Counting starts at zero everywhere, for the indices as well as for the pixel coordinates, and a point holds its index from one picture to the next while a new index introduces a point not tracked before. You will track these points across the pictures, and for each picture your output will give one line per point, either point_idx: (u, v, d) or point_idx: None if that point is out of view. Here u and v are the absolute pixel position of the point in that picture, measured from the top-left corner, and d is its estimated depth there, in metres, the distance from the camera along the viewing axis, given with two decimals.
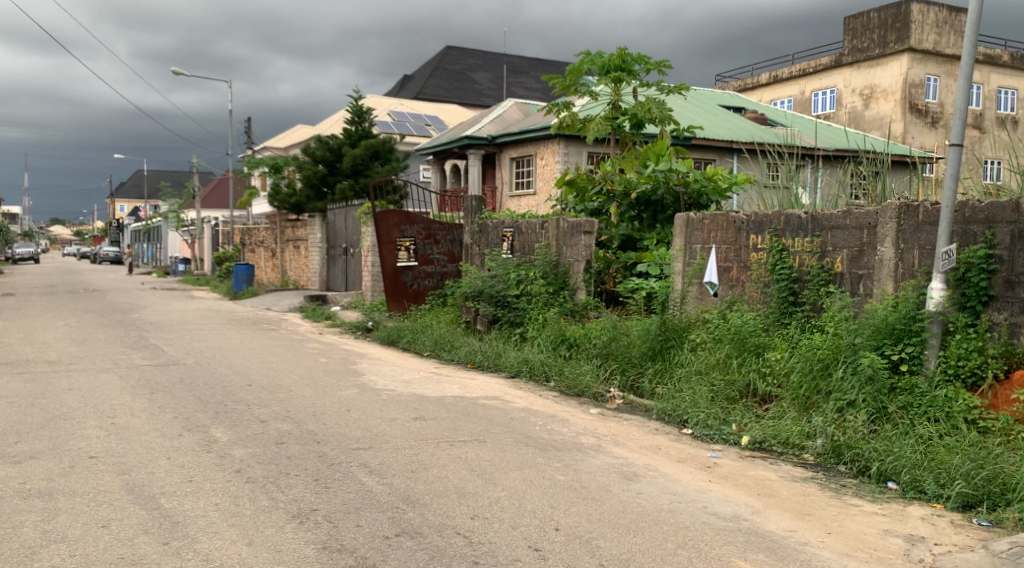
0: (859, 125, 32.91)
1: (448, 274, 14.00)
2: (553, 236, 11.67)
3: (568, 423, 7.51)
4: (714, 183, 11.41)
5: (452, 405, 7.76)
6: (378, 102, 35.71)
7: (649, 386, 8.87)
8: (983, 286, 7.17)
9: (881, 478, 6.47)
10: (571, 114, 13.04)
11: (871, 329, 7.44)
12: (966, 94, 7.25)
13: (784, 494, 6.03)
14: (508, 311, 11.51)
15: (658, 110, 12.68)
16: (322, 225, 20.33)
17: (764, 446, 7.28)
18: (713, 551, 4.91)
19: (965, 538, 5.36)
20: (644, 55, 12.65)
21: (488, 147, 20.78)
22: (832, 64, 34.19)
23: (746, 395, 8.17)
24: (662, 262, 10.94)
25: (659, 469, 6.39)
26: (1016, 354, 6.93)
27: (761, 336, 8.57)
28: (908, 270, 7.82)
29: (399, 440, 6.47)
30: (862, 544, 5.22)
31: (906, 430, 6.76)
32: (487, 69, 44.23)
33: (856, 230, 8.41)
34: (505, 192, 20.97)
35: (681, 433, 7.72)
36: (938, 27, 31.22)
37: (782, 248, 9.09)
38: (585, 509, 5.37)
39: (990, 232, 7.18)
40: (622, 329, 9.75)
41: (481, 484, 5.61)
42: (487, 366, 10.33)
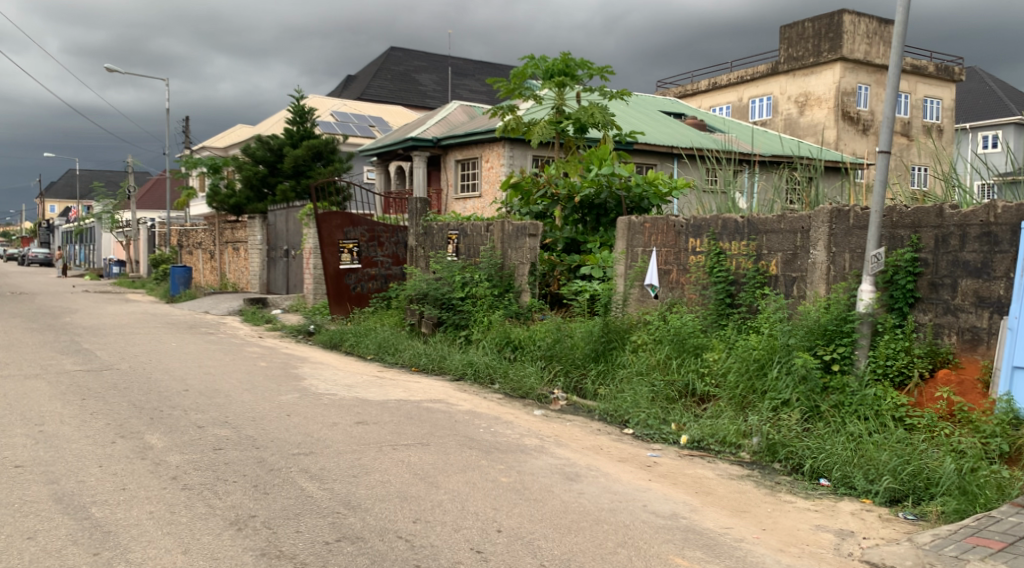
0: (794, 132, 33.65)
1: (392, 277, 14.06)
2: (498, 238, 11.77)
3: (512, 425, 7.57)
4: (655, 188, 11.65)
5: (395, 409, 7.76)
6: (321, 103, 35.41)
7: (592, 386, 8.99)
8: (909, 288, 7.46)
9: (814, 475, 6.66)
10: (515, 118, 13.12)
11: (805, 329, 7.68)
12: (895, 102, 7.52)
13: (721, 492, 6.19)
14: (453, 314, 11.50)
15: (602, 115, 12.83)
16: (262, 226, 20.11)
17: (702, 445, 7.44)
18: (651, 549, 5.02)
19: (892, 532, 5.56)
20: (587, 60, 12.80)
21: (433, 148, 20.77)
22: (769, 71, 34.91)
23: (685, 395, 8.32)
24: (606, 264, 11.06)
25: (600, 469, 6.50)
26: (940, 353, 7.22)
27: (700, 337, 8.76)
28: (839, 273, 8.09)
29: (341, 445, 6.46)
30: (795, 540, 5.39)
31: (838, 428, 6.97)
32: (431, 70, 44.15)
33: (789, 233, 8.67)
34: (450, 194, 20.96)
35: (623, 433, 7.84)
36: (868, 37, 32.17)
37: (719, 251, 9.32)
38: (528, 509, 5.45)
39: (916, 236, 7.47)
40: (566, 330, 9.84)
41: (424, 488, 5.65)
42: (431, 369, 10.36)
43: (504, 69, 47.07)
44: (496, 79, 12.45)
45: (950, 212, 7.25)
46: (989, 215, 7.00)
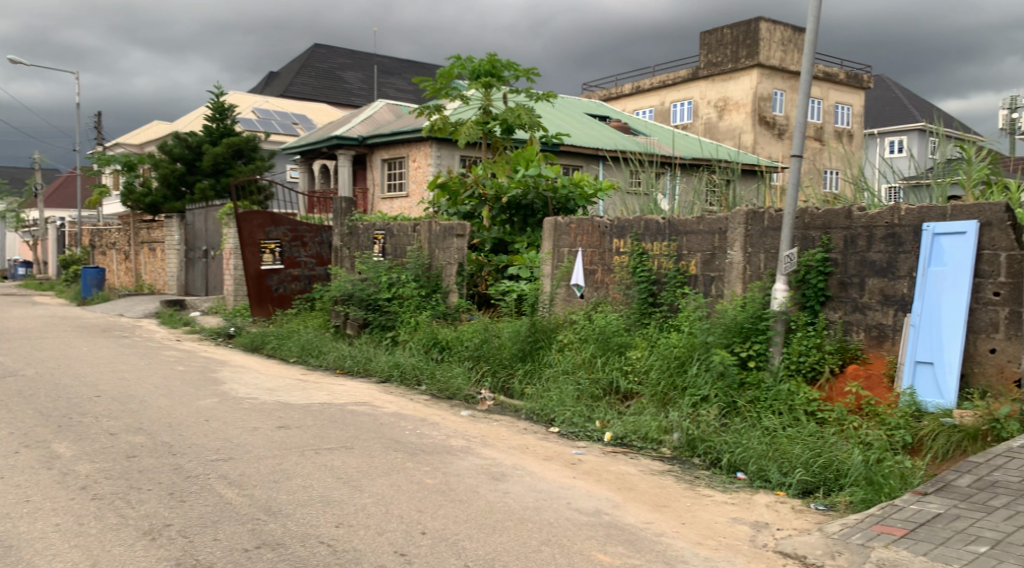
0: (714, 135, 34.40)
1: (316, 278, 13.94)
2: (425, 238, 11.81)
3: (438, 427, 7.58)
4: (581, 189, 11.84)
5: (318, 413, 7.71)
6: (242, 99, 34.73)
7: (519, 386, 9.06)
8: (820, 287, 7.75)
9: (731, 469, 6.81)
10: (442, 117, 13.11)
11: (723, 327, 7.91)
12: (807, 108, 7.79)
13: (643, 488, 6.33)
14: (379, 315, 11.43)
15: (528, 117, 12.94)
16: (179, 226, 19.67)
17: (625, 442, 7.56)
18: (574, 546, 5.11)
19: (803, 522, 5.76)
20: (513, 62, 12.88)
21: (359, 147, 20.60)
22: (689, 76, 35.60)
23: (609, 393, 8.47)
24: (533, 265, 11.17)
25: (526, 468, 6.58)
26: (849, 349, 7.53)
27: (623, 335, 8.93)
28: (755, 272, 8.36)
29: (262, 450, 6.40)
30: (713, 533, 5.54)
31: (754, 423, 7.18)
32: (356, 68, 43.72)
33: (708, 234, 8.91)
34: (376, 194, 20.84)
35: (549, 431, 7.91)
36: (783, 44, 33.14)
37: (642, 251, 9.52)
38: (452, 511, 5.49)
39: (826, 237, 7.77)
40: (493, 330, 9.90)
41: (347, 491, 5.64)
42: (357, 371, 10.27)
43: (430, 68, 46.89)
44: (422, 79, 12.42)
45: (858, 213, 7.55)
46: (893, 217, 7.31)
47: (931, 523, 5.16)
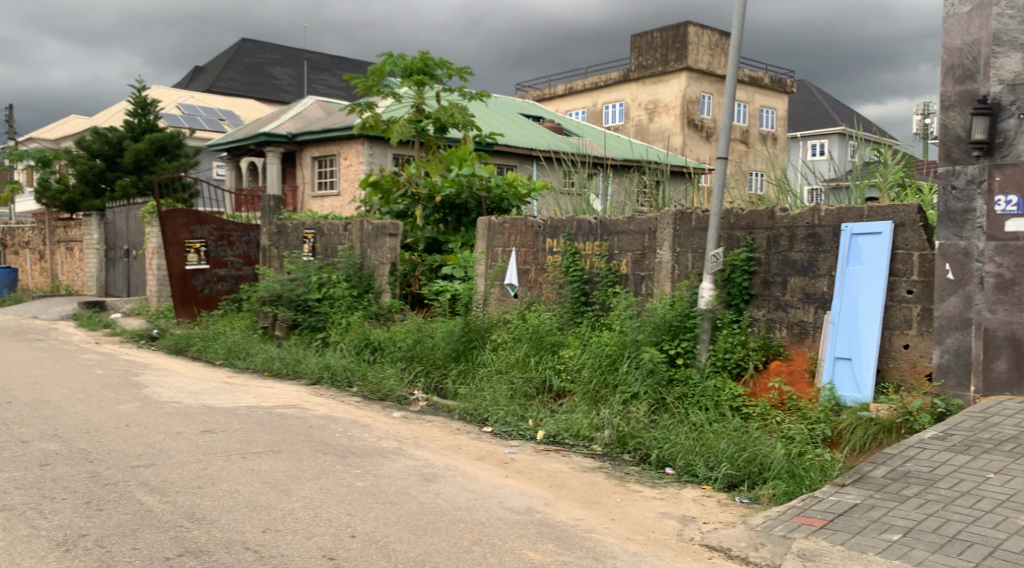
0: (644, 137, 34.87)
1: (243, 277, 13.72)
2: (357, 237, 11.73)
3: (369, 429, 7.53)
4: (514, 189, 11.86)
5: (245, 416, 7.60)
6: (166, 95, 33.90)
7: (453, 386, 9.05)
8: (745, 286, 7.95)
9: (659, 464, 6.89)
10: (374, 115, 12.97)
11: (652, 326, 8.04)
12: (732, 110, 7.96)
13: (574, 485, 6.40)
14: (309, 315, 11.28)
15: (461, 116, 12.94)
16: (99, 225, 19.14)
17: (557, 439, 7.59)
18: (506, 545, 5.14)
19: (729, 515, 5.87)
20: (445, 60, 12.84)
21: (289, 145, 20.30)
22: (621, 78, 36.01)
23: (542, 391, 8.53)
24: (467, 264, 11.19)
25: (457, 468, 6.59)
26: (773, 346, 7.75)
27: (557, 334, 9.03)
28: (683, 272, 8.52)
29: (185, 455, 6.28)
30: (642, 528, 5.63)
31: (682, 419, 7.29)
32: (286, 64, 43.06)
33: (638, 234, 9.06)
34: (306, 192, 20.58)
35: (482, 431, 7.87)
36: (711, 48, 33.80)
37: (575, 251, 9.63)
38: (383, 513, 5.47)
39: (750, 237, 7.97)
40: (426, 331, 9.87)
41: (274, 496, 5.57)
42: (285, 373, 10.09)
43: (361, 65, 46.47)
44: (354, 76, 12.29)
45: (780, 214, 7.77)
46: (814, 218, 7.53)
47: (848, 513, 5.33)
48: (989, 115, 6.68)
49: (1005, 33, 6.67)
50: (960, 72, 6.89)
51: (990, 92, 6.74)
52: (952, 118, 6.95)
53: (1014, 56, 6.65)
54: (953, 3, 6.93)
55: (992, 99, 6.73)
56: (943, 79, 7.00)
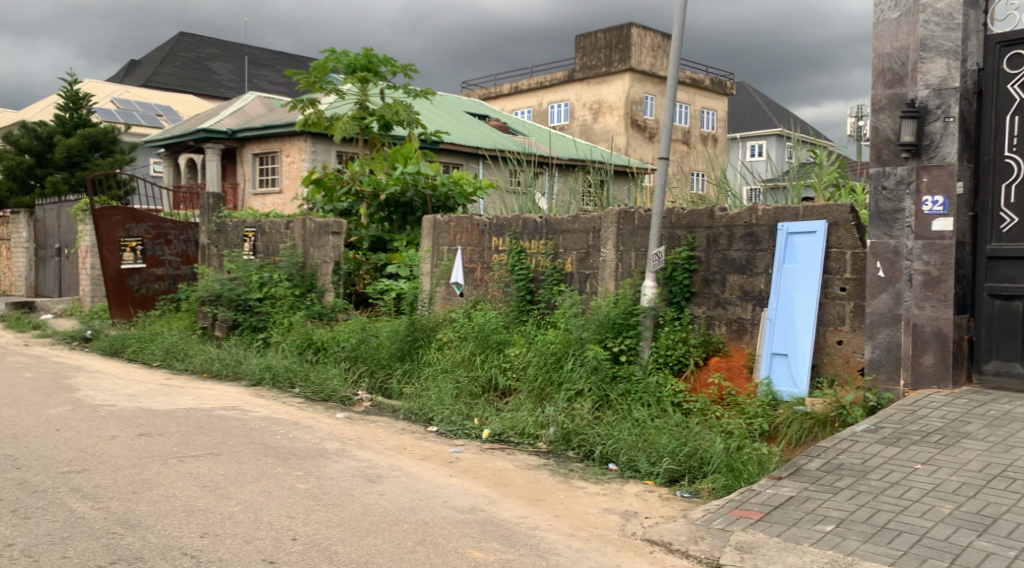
0: (589, 136, 35.09)
1: (182, 277, 13.49)
2: (299, 235, 11.60)
3: (312, 430, 7.46)
4: (460, 187, 11.89)
5: (183, 419, 7.48)
6: (100, 89, 33.06)
7: (397, 386, 9.00)
8: (686, 284, 8.12)
9: (603, 460, 6.93)
10: (316, 111, 12.83)
11: (596, 323, 8.12)
12: (673, 111, 8.07)
13: (519, 483, 6.44)
14: (250, 315, 11.15)
15: (406, 113, 12.86)
16: (29, 223, 18.63)
17: (503, 438, 7.60)
18: (450, 544, 5.14)
19: (670, 510, 5.94)
20: (390, 57, 12.75)
21: (229, 141, 19.99)
22: (566, 77, 36.16)
23: (488, 390, 8.54)
24: (412, 264, 11.16)
25: (402, 468, 6.58)
26: (712, 343, 7.93)
27: (502, 333, 9.06)
28: (627, 270, 8.64)
29: (119, 460, 6.16)
30: (585, 524, 5.69)
31: (625, 415, 7.36)
32: (227, 59, 42.33)
33: (582, 233, 9.15)
34: (247, 189, 20.30)
35: (427, 430, 7.84)
36: (654, 50, 34.23)
37: (520, 249, 9.69)
38: (325, 515, 5.43)
39: (691, 236, 8.15)
40: (371, 330, 9.81)
41: (213, 500, 5.50)
42: (225, 374, 9.94)
43: (304, 62, 45.93)
44: (296, 72, 12.14)
45: (719, 214, 7.96)
46: (752, 217, 7.72)
47: (783, 506, 5.46)
48: (916, 119, 6.88)
49: (932, 40, 6.87)
50: (890, 76, 7.10)
51: (918, 96, 6.95)
52: (883, 120, 7.15)
53: (940, 61, 6.84)
54: (883, 9, 7.12)
55: (919, 103, 6.94)
56: (874, 83, 7.20)
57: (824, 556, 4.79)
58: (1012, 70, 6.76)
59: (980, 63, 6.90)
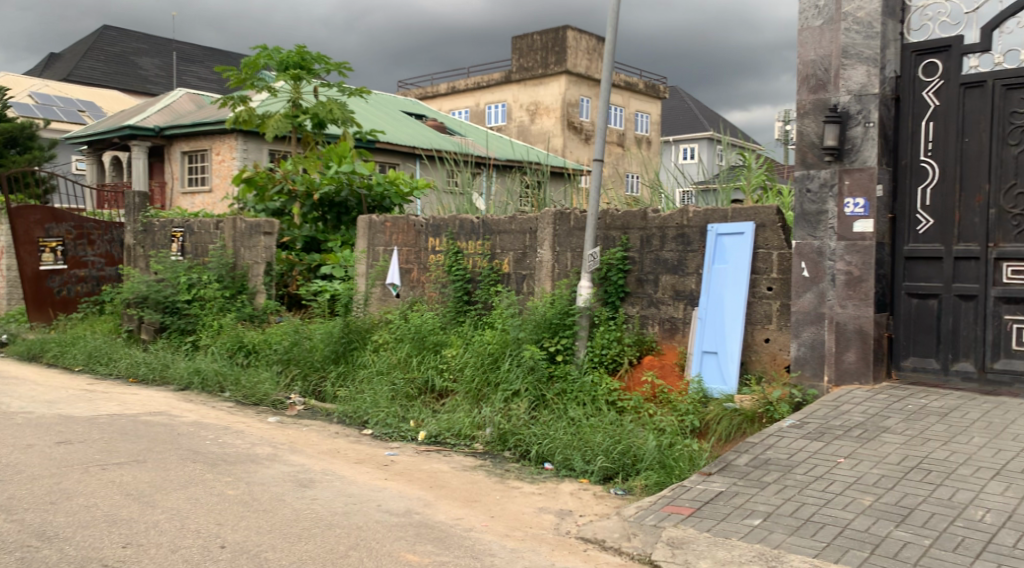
0: (526, 137, 35.19)
1: (105, 278, 13.18)
2: (229, 236, 11.39)
3: (242, 435, 7.34)
4: (396, 187, 11.73)
5: (106, 425, 7.28)
6: (19, 83, 31.91)
7: (331, 389, 8.89)
8: (620, 284, 8.23)
9: (539, 460, 6.94)
10: (248, 109, 12.61)
11: (533, 323, 8.14)
12: (608, 114, 8.14)
13: (454, 485, 6.42)
14: (178, 318, 10.91)
15: (340, 112, 12.71)
16: None
17: (439, 440, 7.55)
18: (384, 548, 5.10)
19: (604, 508, 5.99)
20: (323, 55, 12.58)
21: (156, 139, 19.54)
22: (502, 78, 36.19)
23: (424, 391, 8.48)
24: (346, 264, 11.05)
25: (335, 472, 6.51)
26: (645, 342, 8.06)
27: (439, 334, 9.02)
28: (563, 270, 8.69)
29: (37, 470, 5.97)
30: (520, 524, 5.70)
31: (560, 414, 7.38)
32: (154, 54, 41.31)
33: (519, 234, 9.17)
34: (175, 188, 19.87)
35: (362, 434, 7.76)
36: (589, 53, 34.56)
37: (457, 250, 9.66)
38: (255, 522, 5.34)
39: (625, 237, 8.25)
40: (303, 332, 9.65)
41: (137, 509, 5.36)
42: (152, 379, 9.71)
43: (236, 59, 45.11)
44: (226, 69, 11.88)
45: (652, 215, 8.08)
46: (683, 218, 7.86)
47: (713, 501, 5.55)
48: (839, 123, 7.06)
49: (853, 47, 7.06)
50: (814, 82, 7.28)
51: (840, 102, 7.13)
52: (807, 125, 7.32)
53: (860, 68, 7.04)
54: (807, 17, 7.30)
55: (841, 108, 7.11)
56: (798, 89, 7.38)
57: (752, 550, 4.88)
58: (927, 77, 6.99)
59: (898, 70, 7.12)
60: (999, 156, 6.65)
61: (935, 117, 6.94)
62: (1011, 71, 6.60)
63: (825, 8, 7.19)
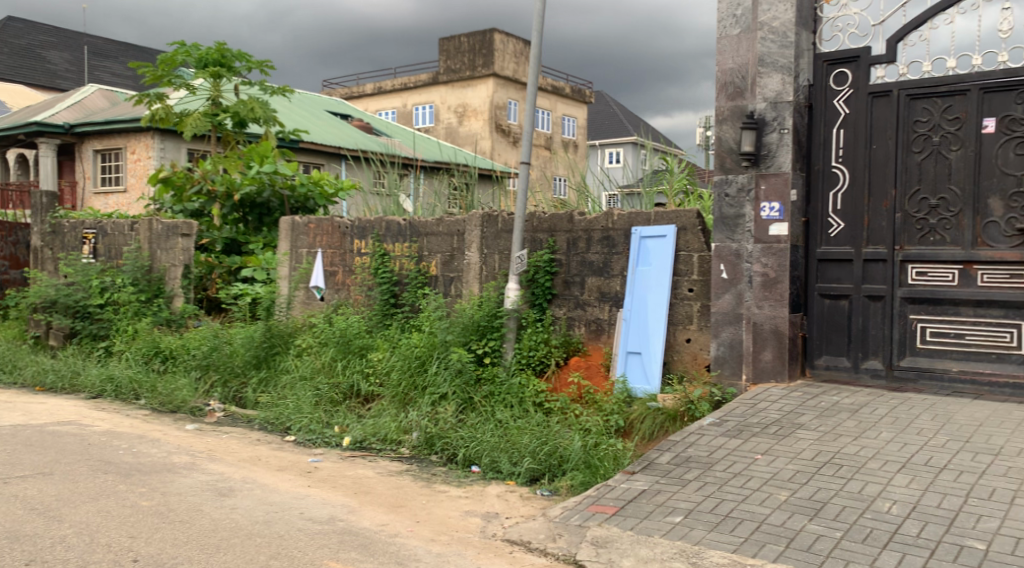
0: (454, 139, 35.11)
1: (10, 282, 12.71)
2: (144, 238, 11.04)
3: (158, 444, 7.12)
4: (320, 188, 11.58)
5: (11, 436, 6.98)
6: None
7: (253, 395, 8.69)
8: (547, 286, 8.28)
9: (466, 463, 6.91)
10: (165, 107, 12.24)
11: (460, 326, 8.10)
12: (534, 118, 8.14)
13: (379, 490, 6.33)
14: (90, 323, 10.55)
15: (262, 111, 12.45)
16: None
17: (364, 445, 7.43)
18: (305, 557, 4.99)
19: (530, 509, 5.98)
20: (244, 53, 12.32)
21: (66, 136, 18.88)
22: (429, 79, 36.02)
23: (350, 396, 8.35)
24: (269, 266, 10.86)
25: (256, 480, 6.36)
26: (572, 344, 8.12)
27: (365, 337, 8.90)
28: (491, 273, 8.70)
29: None
30: (447, 528, 5.65)
31: (488, 417, 7.35)
32: (63, 48, 39.85)
33: (447, 236, 9.13)
34: (87, 187, 19.22)
35: (284, 440, 7.60)
36: (516, 56, 34.73)
37: (384, 252, 9.55)
38: (170, 534, 5.18)
39: (552, 240, 8.30)
40: (223, 337, 9.42)
41: (43, 524, 5.14)
42: (61, 387, 9.36)
43: (151, 54, 43.85)
44: (141, 65, 11.50)
45: (578, 218, 8.16)
46: (608, 222, 7.96)
47: (636, 499, 5.60)
48: (755, 129, 7.20)
49: (768, 56, 7.22)
50: (732, 89, 7.42)
51: (756, 109, 7.28)
52: (725, 131, 7.46)
53: (776, 76, 7.20)
54: (725, 25, 7.44)
55: (757, 115, 7.27)
56: (717, 96, 7.51)
57: (673, 547, 4.94)
58: (837, 87, 7.18)
59: (810, 79, 7.30)
60: (904, 162, 6.88)
61: (845, 124, 7.14)
62: (915, 82, 6.83)
63: (743, 17, 7.34)
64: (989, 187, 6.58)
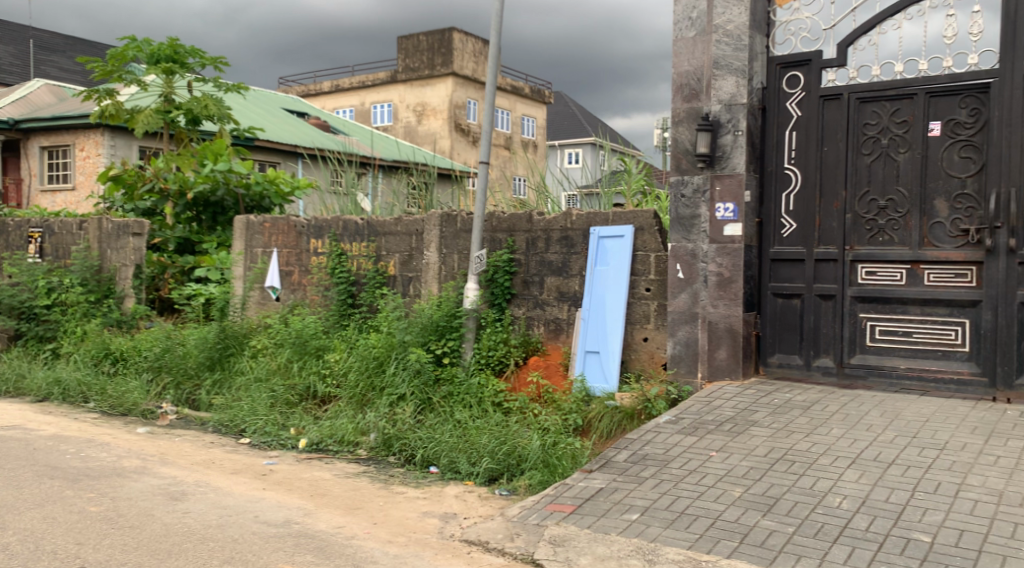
0: (413, 139, 34.95)
1: None
2: (94, 237, 10.98)
3: (108, 448, 6.96)
4: (276, 187, 11.46)
5: None
6: None
7: (207, 396, 8.55)
8: (506, 286, 8.27)
9: (424, 463, 6.85)
10: (115, 103, 11.98)
11: (418, 326, 8.03)
12: (492, 117, 8.11)
13: (336, 492, 6.26)
14: (35, 325, 10.19)
15: (216, 108, 12.26)
16: None
17: (321, 447, 7.34)
18: (259, 560, 4.91)
19: (488, 509, 5.95)
20: (197, 49, 12.12)
21: (10, 132, 18.44)
22: (388, 78, 35.81)
23: (306, 397, 8.24)
24: (223, 266, 10.70)
25: (209, 484, 6.25)
26: (531, 343, 8.12)
27: (321, 338, 8.79)
28: (450, 272, 8.67)
29: None
30: (404, 529, 5.60)
31: (446, 417, 7.30)
32: (8, 43, 38.90)
33: (405, 236, 9.07)
34: (32, 185, 18.80)
35: (238, 443, 7.48)
36: (475, 56, 34.71)
37: (341, 252, 9.46)
38: (120, 539, 5.06)
39: (511, 239, 8.30)
40: (176, 338, 9.23)
41: None
42: (5, 390, 9.12)
43: (100, 50, 42.97)
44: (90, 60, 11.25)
45: (538, 218, 8.16)
46: (567, 222, 7.98)
47: (594, 498, 5.60)
48: (710, 131, 7.25)
49: (723, 59, 7.27)
50: (687, 91, 7.47)
51: (711, 111, 7.33)
52: (681, 132, 7.50)
53: (730, 79, 7.26)
54: (681, 28, 7.48)
55: (712, 117, 7.32)
56: (673, 97, 7.56)
57: (629, 544, 4.94)
58: (790, 89, 7.26)
59: (764, 82, 7.37)
60: (854, 164, 6.98)
61: (798, 126, 7.22)
62: (864, 85, 6.93)
63: (698, 20, 7.39)
64: (935, 189, 6.69)
